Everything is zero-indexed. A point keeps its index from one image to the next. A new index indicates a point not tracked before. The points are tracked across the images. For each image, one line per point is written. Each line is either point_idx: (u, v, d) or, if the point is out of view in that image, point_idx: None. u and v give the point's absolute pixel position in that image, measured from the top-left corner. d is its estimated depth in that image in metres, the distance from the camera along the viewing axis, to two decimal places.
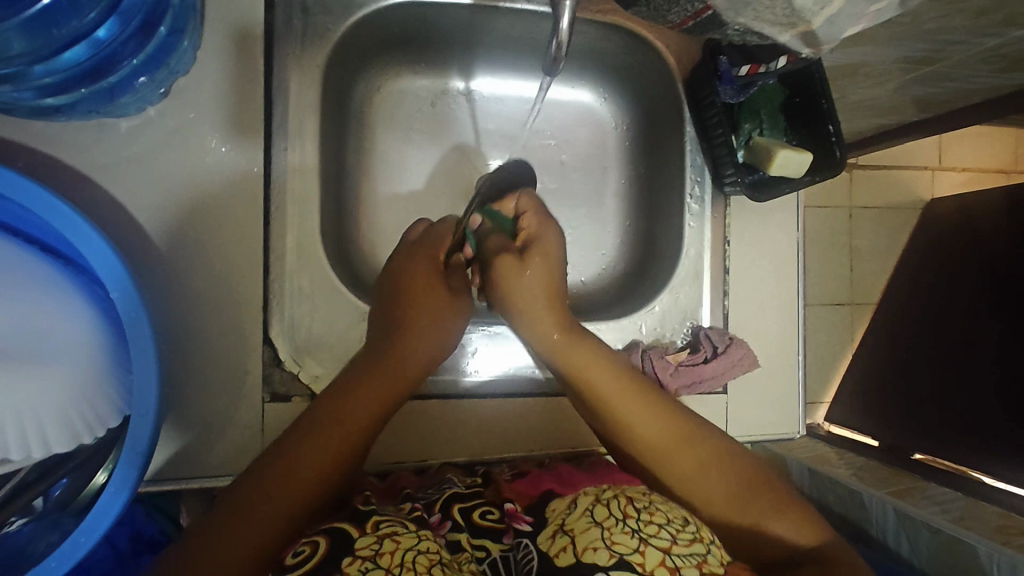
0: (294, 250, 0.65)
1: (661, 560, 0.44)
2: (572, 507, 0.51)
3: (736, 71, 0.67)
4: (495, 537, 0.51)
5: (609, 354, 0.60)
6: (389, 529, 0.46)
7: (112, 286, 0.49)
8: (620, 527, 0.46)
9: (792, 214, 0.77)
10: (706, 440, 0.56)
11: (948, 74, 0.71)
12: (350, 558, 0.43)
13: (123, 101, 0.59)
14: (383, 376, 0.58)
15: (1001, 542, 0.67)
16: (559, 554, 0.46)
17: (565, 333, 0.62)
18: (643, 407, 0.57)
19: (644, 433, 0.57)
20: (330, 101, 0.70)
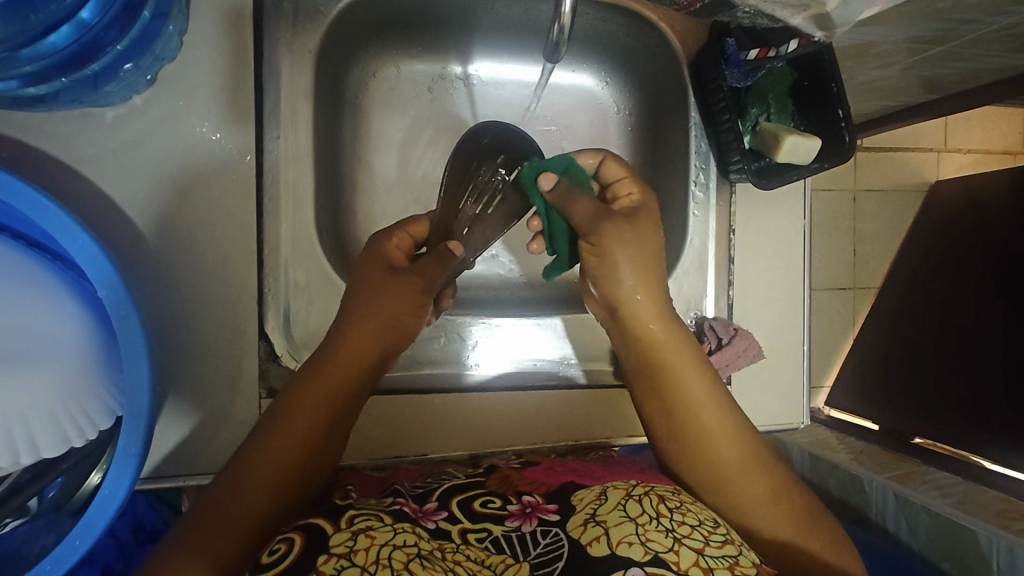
0: (289, 243, 0.64)
1: (695, 560, 0.44)
2: (602, 498, 0.50)
3: (744, 55, 0.65)
4: (497, 520, 0.49)
5: (662, 330, 0.59)
6: (364, 523, 0.46)
7: (99, 285, 0.48)
8: (653, 525, 0.47)
9: (798, 201, 0.75)
10: (761, 458, 0.54)
11: (960, 54, 0.69)
12: (325, 556, 0.43)
13: (108, 90, 0.57)
14: (340, 363, 0.55)
15: (1000, 526, 0.67)
16: (592, 544, 0.46)
17: (666, 335, 0.58)
18: (712, 408, 0.55)
19: (704, 441, 0.55)
20: (324, 87, 0.68)
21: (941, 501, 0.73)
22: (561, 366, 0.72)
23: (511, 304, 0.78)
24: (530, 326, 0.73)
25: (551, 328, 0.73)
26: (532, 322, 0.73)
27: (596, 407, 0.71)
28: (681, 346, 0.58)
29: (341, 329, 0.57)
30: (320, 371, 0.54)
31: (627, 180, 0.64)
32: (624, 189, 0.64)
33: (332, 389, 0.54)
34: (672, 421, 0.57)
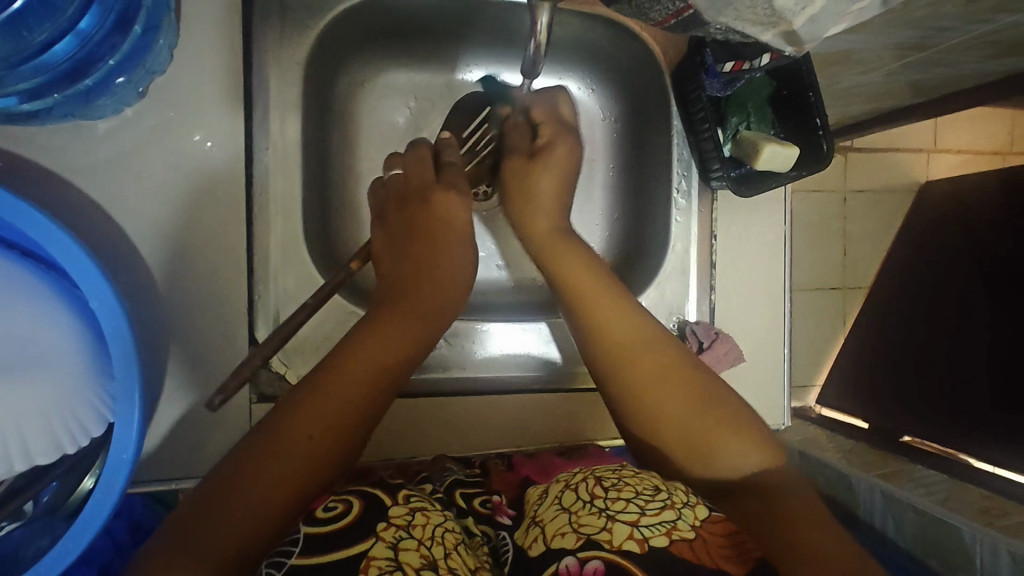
0: (278, 251, 0.67)
1: (629, 533, 0.44)
2: (544, 496, 0.51)
3: (722, 66, 0.66)
4: (494, 524, 0.53)
5: (574, 261, 0.61)
6: (419, 504, 0.50)
7: (91, 298, 0.49)
8: (586, 510, 0.47)
9: (778, 207, 0.76)
10: (671, 358, 0.54)
11: (940, 60, 0.70)
12: (385, 523, 0.46)
13: (100, 103, 0.58)
14: (367, 357, 0.53)
15: (983, 523, 0.71)
16: (533, 544, 0.47)
17: (591, 275, 0.60)
18: (632, 330, 0.56)
19: (628, 359, 0.55)
20: (311, 97, 0.70)
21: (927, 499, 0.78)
22: (549, 369, 0.75)
23: (499, 308, 0.79)
24: (519, 330, 0.75)
25: (542, 332, 0.76)
26: (523, 327, 0.75)
27: (578, 411, 0.72)
28: (609, 287, 0.59)
29: (366, 329, 0.56)
30: (342, 368, 0.52)
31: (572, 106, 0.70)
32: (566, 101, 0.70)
33: (366, 395, 0.51)
34: (605, 349, 0.56)
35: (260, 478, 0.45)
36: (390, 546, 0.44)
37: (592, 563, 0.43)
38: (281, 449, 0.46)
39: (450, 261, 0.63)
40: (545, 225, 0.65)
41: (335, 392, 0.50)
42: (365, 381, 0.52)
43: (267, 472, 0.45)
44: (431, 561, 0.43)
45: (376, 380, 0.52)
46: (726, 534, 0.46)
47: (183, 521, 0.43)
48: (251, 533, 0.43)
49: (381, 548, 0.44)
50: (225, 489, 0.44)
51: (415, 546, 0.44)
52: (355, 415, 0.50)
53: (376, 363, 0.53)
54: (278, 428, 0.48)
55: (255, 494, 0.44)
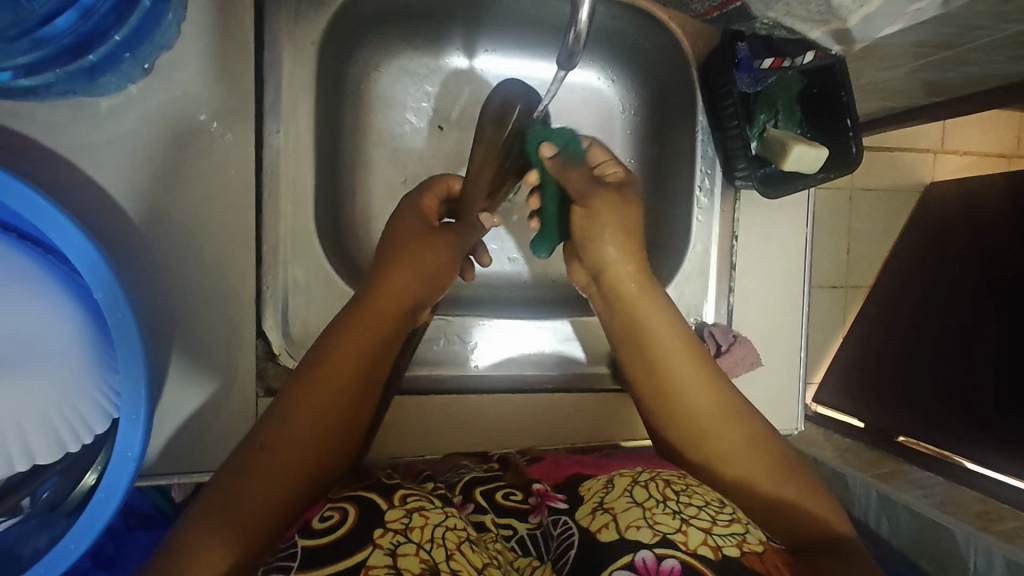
0: (289, 240, 0.63)
1: (704, 539, 0.43)
2: (608, 487, 0.49)
3: (758, 62, 0.65)
4: (521, 516, 0.50)
5: (648, 303, 0.57)
6: (416, 504, 0.45)
7: (95, 287, 0.46)
8: (660, 508, 0.45)
9: (801, 209, 0.74)
10: (725, 401, 0.54)
11: (962, 59, 0.66)
12: (381, 530, 0.42)
13: (105, 80, 0.55)
14: (341, 358, 0.50)
15: (978, 527, 0.77)
16: (602, 530, 0.45)
17: (637, 295, 0.57)
18: (697, 375, 0.55)
19: (686, 390, 0.54)
20: (327, 78, 0.67)
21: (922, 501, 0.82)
22: (562, 369, 0.73)
23: (510, 303, 0.77)
24: (532, 327, 0.73)
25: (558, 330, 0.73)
26: (537, 323, 0.73)
27: (589, 410, 0.71)
28: (654, 304, 0.57)
29: (340, 325, 0.52)
30: (319, 374, 0.49)
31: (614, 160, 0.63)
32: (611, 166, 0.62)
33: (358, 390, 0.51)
34: (652, 378, 0.56)
35: (247, 495, 0.43)
36: (389, 553, 0.40)
37: (668, 561, 0.41)
38: (263, 462, 0.45)
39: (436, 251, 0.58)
40: (628, 269, 0.58)
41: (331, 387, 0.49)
42: (343, 383, 0.50)
43: (252, 489, 0.44)
44: (433, 565, 0.40)
45: (354, 383, 0.50)
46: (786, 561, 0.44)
47: (174, 545, 0.41)
48: (245, 549, 0.41)
49: (379, 555, 0.40)
50: (228, 488, 0.43)
51: (414, 551, 0.41)
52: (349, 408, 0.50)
53: (349, 364, 0.50)
54: (261, 442, 0.46)
55: (243, 511, 0.42)
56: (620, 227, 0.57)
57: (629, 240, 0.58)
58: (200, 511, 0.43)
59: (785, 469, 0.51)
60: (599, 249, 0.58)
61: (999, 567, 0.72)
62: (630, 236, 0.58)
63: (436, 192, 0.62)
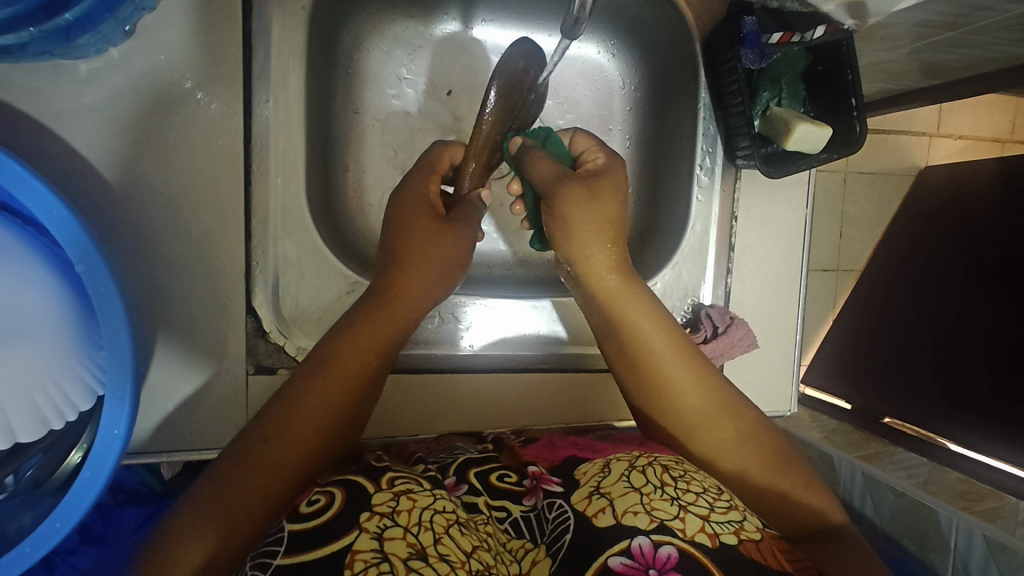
0: (279, 213, 0.61)
1: (701, 527, 0.43)
2: (606, 471, 0.48)
3: (765, 36, 0.63)
4: (515, 498, 0.50)
5: (638, 307, 0.54)
6: (404, 486, 0.44)
7: (76, 260, 0.44)
8: (658, 494, 0.45)
9: (801, 191, 0.73)
10: (721, 395, 0.52)
11: (967, 41, 0.65)
12: (368, 512, 0.41)
13: (82, 42, 0.51)
14: (353, 356, 0.49)
15: (961, 507, 0.77)
16: (598, 515, 0.44)
17: (619, 294, 0.54)
18: (686, 373, 0.53)
19: (678, 388, 0.53)
20: (318, 46, 0.64)
21: (907, 482, 0.84)
22: (558, 348, 0.71)
23: (503, 282, 0.76)
24: (526, 306, 0.71)
25: (550, 308, 0.71)
26: (532, 303, 0.71)
27: (583, 391, 0.71)
28: (636, 300, 0.54)
29: (350, 322, 0.51)
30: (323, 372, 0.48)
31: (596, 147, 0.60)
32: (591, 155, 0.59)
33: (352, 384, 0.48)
34: (639, 376, 0.54)
35: (245, 485, 0.42)
36: (375, 537, 0.39)
37: (665, 548, 0.41)
38: (264, 452, 0.44)
39: (444, 245, 0.55)
40: (605, 266, 0.54)
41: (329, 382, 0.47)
42: (350, 381, 0.48)
43: (250, 478, 0.42)
44: (420, 550, 0.39)
45: (351, 379, 0.48)
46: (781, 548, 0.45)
47: (167, 532, 0.40)
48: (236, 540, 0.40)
49: (366, 539, 0.39)
50: (223, 479, 0.42)
51: (402, 534, 0.40)
52: (343, 404, 0.48)
53: (358, 363, 0.49)
54: (264, 433, 0.44)
55: (237, 501, 0.41)
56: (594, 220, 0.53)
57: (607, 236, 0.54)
58: (197, 498, 0.42)
59: (785, 462, 0.51)
60: (574, 244, 0.54)
61: (979, 544, 0.74)
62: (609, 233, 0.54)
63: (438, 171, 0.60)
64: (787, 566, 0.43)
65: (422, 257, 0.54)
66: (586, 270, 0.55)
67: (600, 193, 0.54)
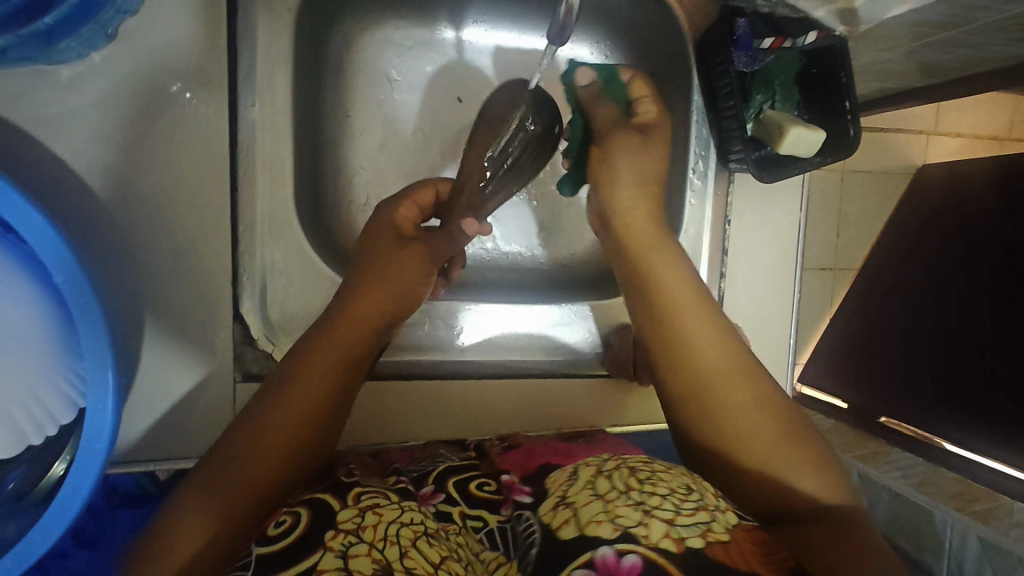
0: (266, 219, 0.61)
1: (665, 532, 0.40)
2: (572, 478, 0.47)
3: (758, 41, 0.62)
4: (492, 508, 0.49)
5: (667, 265, 0.54)
6: (371, 501, 0.44)
7: (55, 271, 0.44)
8: (622, 500, 0.42)
9: (795, 193, 0.73)
10: (744, 363, 0.50)
11: (963, 41, 0.64)
12: (332, 531, 0.41)
13: (64, 47, 0.51)
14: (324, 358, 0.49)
15: (958, 510, 0.80)
16: (562, 527, 0.42)
17: (648, 241, 0.55)
18: (713, 340, 0.50)
19: (708, 330, 0.51)
20: (306, 48, 0.63)
21: (903, 482, 0.86)
22: (549, 352, 0.72)
23: (493, 285, 0.75)
24: (517, 311, 0.72)
25: (540, 313, 0.73)
26: (522, 307, 0.72)
27: (572, 396, 0.70)
28: (666, 251, 0.55)
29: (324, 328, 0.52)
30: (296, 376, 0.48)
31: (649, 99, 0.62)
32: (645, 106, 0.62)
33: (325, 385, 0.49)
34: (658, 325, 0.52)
35: (219, 497, 0.43)
36: (339, 555, 0.39)
37: (629, 557, 0.38)
38: (235, 467, 0.44)
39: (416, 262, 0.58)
40: (641, 213, 0.57)
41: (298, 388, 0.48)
42: (328, 380, 0.49)
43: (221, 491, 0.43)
44: (386, 565, 0.38)
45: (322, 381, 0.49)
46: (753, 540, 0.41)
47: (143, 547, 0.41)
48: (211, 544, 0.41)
49: (331, 558, 0.39)
50: (200, 486, 0.43)
51: (367, 550, 0.39)
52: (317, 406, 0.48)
53: (329, 373, 0.49)
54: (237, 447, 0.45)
55: (213, 505, 0.42)
56: (635, 172, 0.58)
57: (644, 190, 0.57)
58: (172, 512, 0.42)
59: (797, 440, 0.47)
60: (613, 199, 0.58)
61: (973, 544, 0.77)
62: (645, 187, 0.58)
63: (418, 199, 0.61)
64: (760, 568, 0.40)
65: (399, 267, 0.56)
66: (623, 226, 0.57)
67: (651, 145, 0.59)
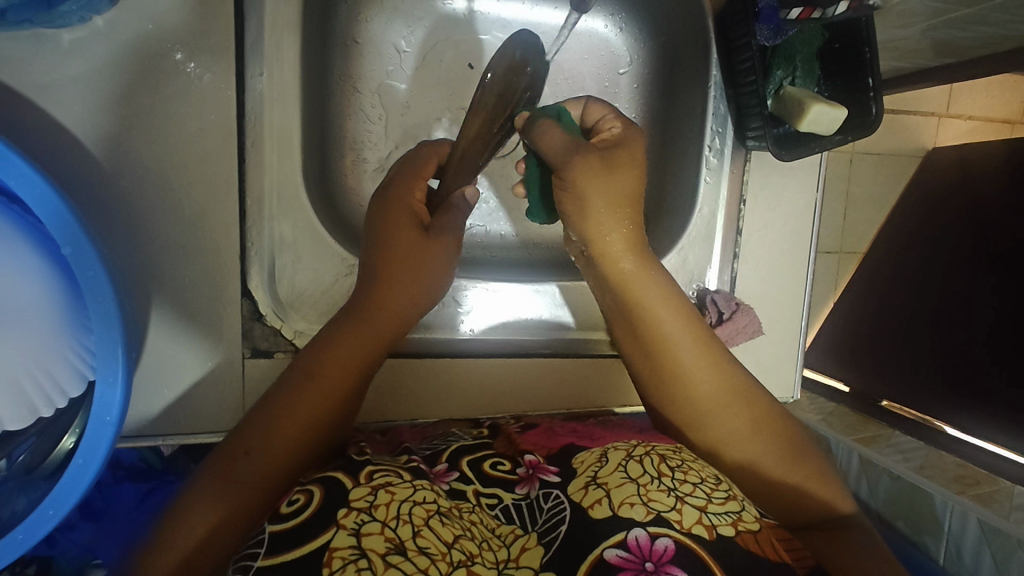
0: (275, 192, 0.59)
1: (698, 518, 0.42)
2: (603, 461, 0.47)
3: (784, 11, 0.59)
4: (507, 486, 0.48)
5: (658, 293, 0.53)
6: (383, 479, 0.43)
7: (61, 243, 0.43)
8: (655, 485, 0.44)
9: (810, 173, 0.71)
10: (742, 391, 0.52)
11: (985, 18, 0.62)
12: (345, 509, 0.40)
13: (65, 9, 0.49)
14: (339, 359, 0.50)
15: (957, 491, 0.78)
16: (594, 506, 0.43)
17: (640, 271, 0.53)
18: (709, 374, 0.52)
19: (707, 374, 0.51)
20: (314, 15, 0.61)
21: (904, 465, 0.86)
22: (559, 335, 0.71)
23: (501, 264, 0.74)
24: (528, 291, 0.70)
25: (552, 296, 0.70)
26: (533, 288, 0.70)
27: (584, 376, 0.70)
28: (652, 281, 0.53)
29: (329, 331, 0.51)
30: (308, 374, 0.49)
31: (611, 115, 0.57)
32: (609, 123, 0.56)
33: (336, 384, 0.49)
34: (651, 358, 0.53)
35: (229, 488, 0.43)
36: (352, 534, 0.39)
37: (662, 540, 0.41)
38: (245, 462, 0.44)
39: (425, 250, 0.56)
40: (620, 242, 0.53)
41: (308, 384, 0.48)
42: (340, 380, 0.49)
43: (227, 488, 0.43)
44: (399, 544, 0.38)
45: (337, 379, 0.49)
46: (780, 538, 0.44)
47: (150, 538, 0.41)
48: (223, 531, 0.41)
49: (343, 536, 0.39)
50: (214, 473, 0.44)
51: (379, 529, 0.39)
52: (329, 402, 0.49)
53: (337, 375, 0.49)
54: (244, 442, 0.45)
55: (226, 494, 0.42)
56: (611, 196, 0.52)
57: (618, 208, 0.52)
58: (185, 499, 0.42)
59: (803, 459, 0.50)
60: (588, 223, 0.53)
61: (973, 526, 0.75)
62: (619, 203, 0.52)
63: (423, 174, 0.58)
64: (785, 557, 0.43)
65: (404, 267, 0.54)
66: (601, 250, 0.53)
67: (617, 167, 0.52)
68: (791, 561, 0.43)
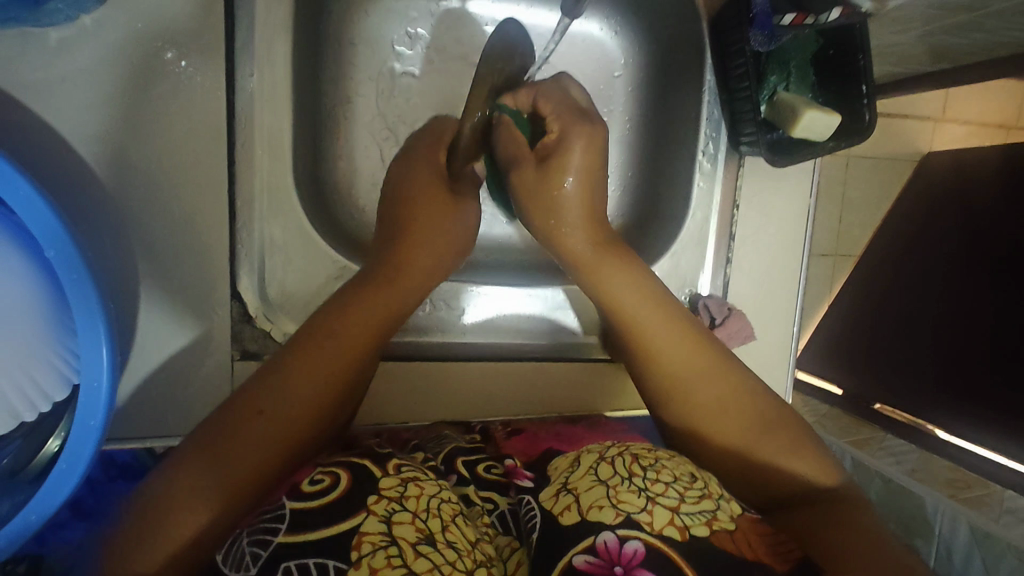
0: (264, 193, 0.60)
1: (670, 519, 0.41)
2: (575, 465, 0.47)
3: (778, 19, 0.59)
4: (502, 490, 0.48)
5: (623, 277, 0.56)
6: (411, 473, 0.43)
7: (46, 245, 0.42)
8: (625, 485, 0.43)
9: (805, 178, 0.71)
10: (718, 367, 0.52)
11: (982, 24, 0.62)
12: (376, 496, 0.40)
13: (52, 8, 0.49)
14: (346, 338, 0.49)
15: (950, 497, 0.84)
16: (563, 513, 0.43)
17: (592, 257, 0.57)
18: (678, 349, 0.53)
19: (687, 400, 0.51)
20: (307, 16, 0.61)
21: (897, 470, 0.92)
22: (549, 337, 0.71)
23: (494, 266, 0.74)
24: (521, 295, 0.71)
25: (542, 299, 0.71)
26: (527, 292, 0.71)
27: (580, 380, 0.69)
28: (619, 270, 0.56)
29: (345, 301, 0.51)
30: (313, 351, 0.47)
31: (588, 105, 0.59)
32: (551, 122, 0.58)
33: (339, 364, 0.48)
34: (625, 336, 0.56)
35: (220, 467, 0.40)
36: (383, 520, 0.38)
37: (631, 543, 0.40)
38: (242, 440, 0.42)
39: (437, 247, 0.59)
40: (581, 240, 0.58)
41: (312, 362, 0.47)
42: (345, 358, 0.48)
43: (227, 464, 0.41)
44: (428, 536, 0.38)
45: (343, 360, 0.48)
46: (758, 532, 0.43)
47: (136, 508, 0.39)
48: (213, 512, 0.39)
49: (374, 522, 0.38)
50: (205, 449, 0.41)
51: (411, 518, 0.39)
52: (332, 381, 0.47)
53: (343, 357, 0.48)
54: (252, 409, 0.43)
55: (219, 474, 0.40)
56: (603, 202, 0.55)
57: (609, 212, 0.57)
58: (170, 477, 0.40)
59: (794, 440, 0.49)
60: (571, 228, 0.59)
61: None
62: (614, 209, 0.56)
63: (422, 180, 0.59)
64: (762, 552, 0.42)
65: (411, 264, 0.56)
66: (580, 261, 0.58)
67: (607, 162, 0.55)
68: (768, 558, 0.42)
